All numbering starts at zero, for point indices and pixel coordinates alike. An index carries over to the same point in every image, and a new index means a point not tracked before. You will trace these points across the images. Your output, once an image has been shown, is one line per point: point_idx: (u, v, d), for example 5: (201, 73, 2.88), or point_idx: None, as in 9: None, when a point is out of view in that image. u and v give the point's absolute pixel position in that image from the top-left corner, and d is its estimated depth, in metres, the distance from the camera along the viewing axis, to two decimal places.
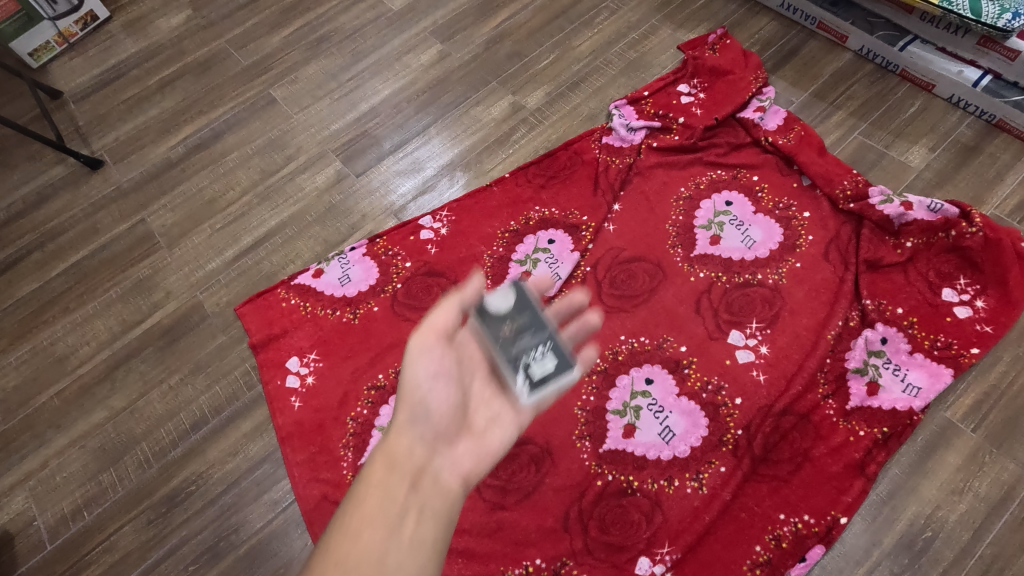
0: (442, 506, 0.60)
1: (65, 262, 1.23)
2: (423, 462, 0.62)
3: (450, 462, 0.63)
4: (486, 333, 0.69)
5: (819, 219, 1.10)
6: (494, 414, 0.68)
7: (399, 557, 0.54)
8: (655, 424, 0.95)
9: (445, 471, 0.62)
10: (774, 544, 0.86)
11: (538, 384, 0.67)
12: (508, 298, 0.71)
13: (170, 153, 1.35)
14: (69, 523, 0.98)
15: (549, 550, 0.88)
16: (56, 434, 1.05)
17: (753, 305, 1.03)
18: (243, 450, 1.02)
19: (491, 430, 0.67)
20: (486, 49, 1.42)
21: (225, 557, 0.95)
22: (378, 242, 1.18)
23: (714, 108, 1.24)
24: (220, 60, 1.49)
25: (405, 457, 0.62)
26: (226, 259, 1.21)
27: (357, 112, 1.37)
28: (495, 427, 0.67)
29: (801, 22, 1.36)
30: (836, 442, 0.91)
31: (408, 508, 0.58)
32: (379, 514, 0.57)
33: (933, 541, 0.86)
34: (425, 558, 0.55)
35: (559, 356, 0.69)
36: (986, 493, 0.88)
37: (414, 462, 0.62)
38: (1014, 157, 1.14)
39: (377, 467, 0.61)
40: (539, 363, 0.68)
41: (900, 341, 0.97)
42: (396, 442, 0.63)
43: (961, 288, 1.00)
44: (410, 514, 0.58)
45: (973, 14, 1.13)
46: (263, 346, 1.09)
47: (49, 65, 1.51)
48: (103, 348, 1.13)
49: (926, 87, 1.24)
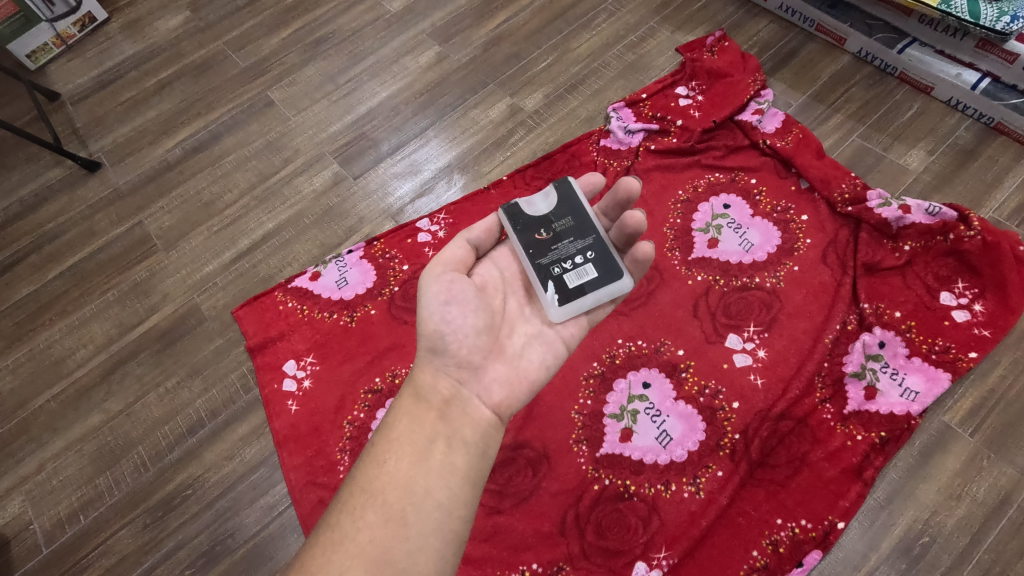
0: (469, 433, 0.64)
1: (61, 264, 1.23)
2: (451, 390, 0.66)
3: (483, 384, 0.67)
4: (528, 238, 0.74)
5: (817, 222, 1.10)
6: (533, 328, 0.73)
7: (427, 483, 0.60)
8: (652, 428, 0.95)
9: (475, 396, 0.67)
10: (771, 549, 0.85)
11: (577, 289, 0.72)
12: (554, 206, 0.76)
13: (167, 155, 1.35)
14: (66, 527, 0.98)
15: (546, 554, 0.88)
16: (53, 438, 1.05)
17: (750, 308, 1.03)
18: (239, 454, 1.02)
19: (524, 348, 0.71)
20: (485, 52, 1.42)
21: (221, 561, 0.94)
22: (375, 244, 1.18)
23: (712, 110, 1.24)
24: (218, 62, 1.48)
25: (431, 387, 0.66)
26: (224, 262, 1.20)
27: (355, 114, 1.37)
28: (529, 345, 0.72)
29: (800, 24, 1.36)
30: (833, 446, 0.91)
31: (438, 434, 0.63)
32: (408, 443, 0.63)
33: (930, 546, 0.85)
34: (452, 482, 0.61)
35: (600, 262, 0.73)
36: (984, 498, 0.87)
37: (442, 391, 0.66)
38: (1013, 160, 1.14)
39: (407, 395, 0.66)
40: (578, 270, 0.73)
41: (898, 345, 0.97)
42: (426, 372, 0.67)
43: (959, 292, 1.00)
44: (438, 442, 0.63)
45: (972, 17, 1.12)
46: (260, 350, 1.09)
47: (47, 67, 1.51)
48: (100, 351, 1.13)
49: (925, 90, 1.24)
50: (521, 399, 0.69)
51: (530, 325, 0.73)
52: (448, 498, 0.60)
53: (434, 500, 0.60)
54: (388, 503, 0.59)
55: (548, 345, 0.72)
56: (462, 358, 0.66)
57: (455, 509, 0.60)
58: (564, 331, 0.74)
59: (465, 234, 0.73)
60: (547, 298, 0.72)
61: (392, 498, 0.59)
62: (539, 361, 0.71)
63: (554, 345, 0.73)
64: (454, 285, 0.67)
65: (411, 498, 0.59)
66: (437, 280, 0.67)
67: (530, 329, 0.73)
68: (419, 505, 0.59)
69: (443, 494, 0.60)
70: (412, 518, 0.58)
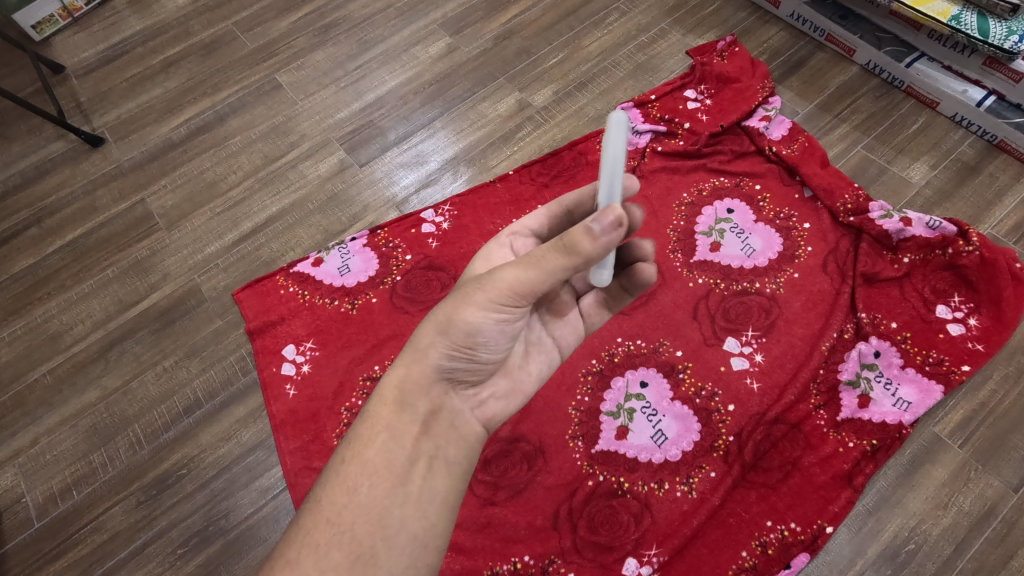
0: (452, 453, 0.62)
1: (61, 239, 1.22)
2: (441, 401, 0.62)
3: (479, 398, 0.66)
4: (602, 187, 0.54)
5: (818, 230, 1.11)
6: (533, 334, 0.72)
7: (402, 515, 0.57)
8: (648, 427, 0.96)
9: (466, 408, 0.65)
10: (760, 550, 0.87)
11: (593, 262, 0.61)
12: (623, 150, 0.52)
13: (172, 134, 1.35)
14: (58, 502, 0.98)
15: (538, 547, 0.89)
16: (48, 412, 1.05)
17: (750, 312, 1.04)
18: (235, 436, 1.02)
19: (523, 360, 0.71)
20: (495, 45, 1.42)
21: (214, 541, 0.95)
22: (378, 233, 1.18)
23: (720, 114, 1.25)
24: (226, 42, 1.47)
25: (421, 394, 0.61)
26: (225, 244, 1.20)
27: (362, 101, 1.36)
28: (527, 357, 0.71)
29: (810, 33, 1.37)
30: (825, 452, 0.92)
31: (419, 454, 0.59)
32: (384, 466, 0.58)
33: (915, 554, 0.87)
34: (429, 512, 0.59)
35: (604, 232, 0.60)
36: (970, 508, 0.89)
37: (431, 400, 0.61)
38: (1013, 178, 1.15)
39: (387, 400, 0.60)
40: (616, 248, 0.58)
41: (893, 355, 0.98)
42: (418, 375, 0.60)
43: (955, 306, 1.01)
44: (419, 464, 0.59)
45: (981, 35, 1.13)
46: (259, 333, 1.09)
47: (52, 39, 1.50)
48: (98, 327, 1.12)
49: (931, 105, 1.25)
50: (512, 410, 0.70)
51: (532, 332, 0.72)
52: (424, 530, 0.58)
53: (409, 532, 0.57)
54: (357, 540, 0.55)
55: (545, 355, 0.73)
56: (469, 371, 0.63)
57: (430, 541, 0.59)
58: (559, 341, 0.74)
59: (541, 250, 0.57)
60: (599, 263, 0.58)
61: (362, 534, 0.56)
62: (537, 372, 0.72)
63: (550, 355, 0.73)
64: (517, 309, 0.59)
65: (382, 533, 0.56)
66: (508, 303, 0.58)
67: (530, 335, 0.72)
68: (392, 540, 0.56)
69: (418, 525, 0.58)
70: (382, 557, 0.56)
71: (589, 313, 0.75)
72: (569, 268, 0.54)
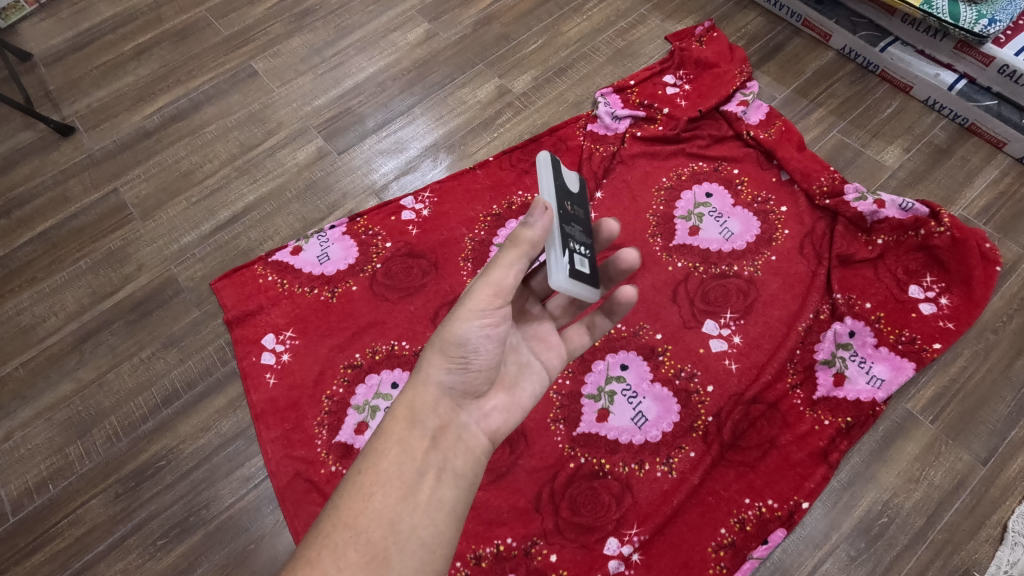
0: (460, 466, 0.61)
1: (32, 231, 1.19)
2: (449, 416, 0.62)
3: (482, 412, 0.65)
4: (558, 198, 0.65)
5: (795, 214, 1.12)
6: (523, 356, 0.71)
7: (413, 521, 0.56)
8: (628, 409, 0.97)
9: (472, 422, 0.64)
10: (738, 527, 0.88)
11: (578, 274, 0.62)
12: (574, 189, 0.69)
13: (145, 123, 1.32)
14: (34, 496, 0.96)
15: (521, 529, 0.90)
16: (21, 406, 1.03)
17: (728, 295, 1.06)
18: (215, 426, 1.01)
19: (518, 377, 0.69)
20: (474, 31, 1.41)
21: (196, 532, 0.94)
22: (358, 221, 1.17)
23: (698, 100, 1.25)
24: (199, 29, 1.44)
25: (430, 410, 0.61)
26: (202, 234, 1.18)
27: (340, 88, 1.35)
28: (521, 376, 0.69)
29: (787, 19, 1.38)
30: (802, 430, 0.94)
31: (428, 466, 0.59)
32: (396, 475, 0.57)
33: (888, 527, 0.89)
34: (437, 518, 0.57)
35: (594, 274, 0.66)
36: (941, 482, 0.91)
37: (439, 416, 0.61)
38: (983, 161, 1.18)
39: (398, 418, 0.60)
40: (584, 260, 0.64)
41: (867, 335, 1.00)
42: (422, 393, 0.61)
43: (927, 286, 1.03)
44: (427, 476, 0.58)
45: (952, 18, 1.14)
46: (237, 323, 1.08)
47: (18, 26, 1.45)
48: (71, 319, 1.10)
49: (904, 89, 1.27)
50: (513, 428, 0.68)
51: (521, 353, 0.71)
52: (432, 536, 0.56)
53: (419, 538, 0.56)
54: (372, 542, 0.54)
55: (537, 374, 0.71)
56: (469, 385, 0.63)
57: (438, 548, 0.56)
58: (546, 360, 0.72)
59: (528, 252, 0.60)
60: (560, 261, 0.61)
61: (377, 536, 0.54)
62: (532, 391, 0.69)
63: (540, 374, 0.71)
64: (498, 312, 0.61)
65: (395, 537, 0.55)
66: (489, 308, 0.60)
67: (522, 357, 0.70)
68: (404, 545, 0.55)
69: (428, 531, 0.56)
70: (394, 560, 0.54)
71: (570, 336, 0.76)
72: (530, 256, 0.61)
